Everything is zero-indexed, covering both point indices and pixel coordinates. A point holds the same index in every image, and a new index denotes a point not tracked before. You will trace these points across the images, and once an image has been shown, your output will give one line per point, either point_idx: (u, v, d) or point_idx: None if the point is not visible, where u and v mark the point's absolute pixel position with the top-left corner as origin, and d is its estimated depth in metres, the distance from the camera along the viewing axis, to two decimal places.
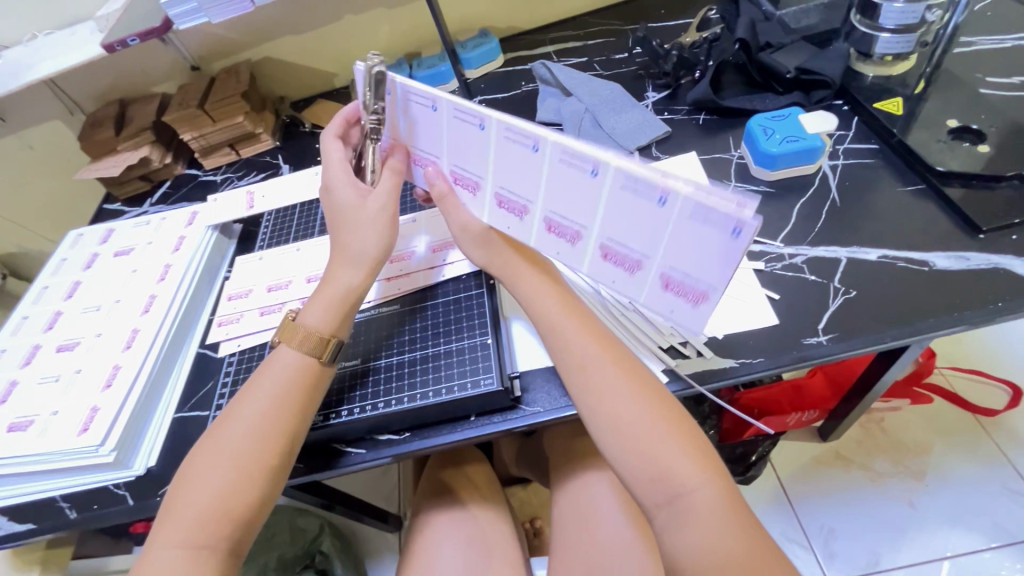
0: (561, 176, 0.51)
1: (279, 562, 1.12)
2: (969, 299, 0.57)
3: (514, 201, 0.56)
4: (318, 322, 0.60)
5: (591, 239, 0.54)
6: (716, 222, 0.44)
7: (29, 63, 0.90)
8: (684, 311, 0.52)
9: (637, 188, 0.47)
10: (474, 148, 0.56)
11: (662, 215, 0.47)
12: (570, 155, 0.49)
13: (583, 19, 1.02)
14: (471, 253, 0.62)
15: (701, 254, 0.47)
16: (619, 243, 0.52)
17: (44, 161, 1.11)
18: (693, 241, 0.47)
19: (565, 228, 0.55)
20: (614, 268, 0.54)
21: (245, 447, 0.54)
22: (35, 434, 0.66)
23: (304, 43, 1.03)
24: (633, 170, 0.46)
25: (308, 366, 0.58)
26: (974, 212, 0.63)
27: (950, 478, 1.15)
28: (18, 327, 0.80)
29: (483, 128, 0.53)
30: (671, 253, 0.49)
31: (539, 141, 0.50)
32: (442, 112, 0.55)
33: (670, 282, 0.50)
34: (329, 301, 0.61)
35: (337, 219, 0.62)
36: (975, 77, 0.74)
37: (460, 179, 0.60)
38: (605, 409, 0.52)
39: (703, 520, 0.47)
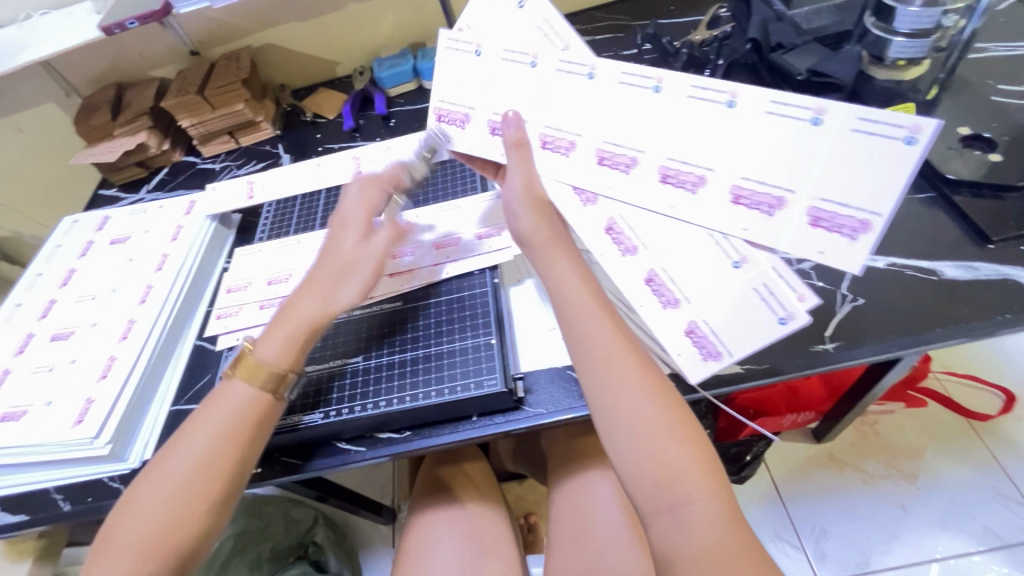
0: (689, 111, 0.59)
1: (272, 553, 1.11)
2: (976, 309, 0.58)
3: (619, 155, 0.63)
4: (276, 357, 0.58)
5: (715, 181, 0.59)
6: (781, 302, 0.55)
7: (24, 44, 0.87)
8: (694, 361, 0.58)
9: (789, 111, 0.55)
10: (580, 102, 0.63)
11: (813, 135, 0.54)
12: (702, 88, 0.58)
13: (591, 13, 1.01)
14: (517, 220, 0.60)
15: (870, 166, 0.52)
16: (753, 184, 0.58)
17: (37, 143, 1.08)
18: (852, 163, 0.53)
19: (687, 179, 0.60)
20: (723, 244, 0.59)
21: (189, 480, 0.53)
22: (29, 425, 0.65)
23: (308, 31, 1.01)
24: (782, 97, 0.55)
25: (261, 401, 0.57)
26: (984, 221, 0.63)
27: (942, 482, 1.16)
28: (11, 314, 0.79)
29: (593, 77, 0.62)
30: (719, 306, 0.58)
31: (664, 80, 0.60)
32: (542, 64, 0.63)
33: (696, 330, 0.59)
34: (287, 338, 0.59)
35: (325, 257, 0.63)
36: (988, 85, 0.75)
37: (549, 143, 0.64)
38: (620, 412, 0.51)
39: (704, 529, 0.47)
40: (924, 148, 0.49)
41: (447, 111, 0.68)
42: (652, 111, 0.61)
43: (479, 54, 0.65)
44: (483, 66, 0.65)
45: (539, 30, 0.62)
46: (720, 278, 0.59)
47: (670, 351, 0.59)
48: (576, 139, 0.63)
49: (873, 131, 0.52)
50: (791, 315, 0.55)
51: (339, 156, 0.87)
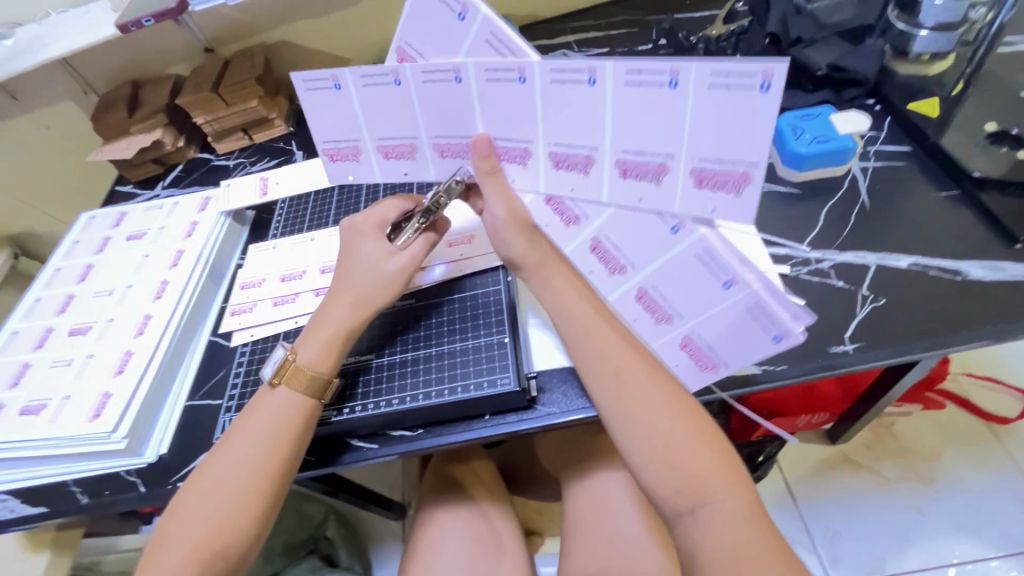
0: (631, 101, 0.47)
1: (285, 546, 1.12)
2: (1002, 311, 0.56)
3: (575, 154, 0.52)
4: (316, 360, 0.59)
5: (679, 169, 0.49)
6: (775, 315, 0.51)
7: (43, 41, 0.88)
8: (693, 372, 0.58)
9: (729, 84, 0.43)
10: (520, 109, 0.51)
11: (765, 106, 0.42)
12: (636, 73, 0.45)
13: (606, 8, 0.99)
14: (510, 244, 0.57)
15: (740, 124, 0.44)
16: (713, 163, 0.47)
17: (56, 140, 1.09)
18: (727, 121, 0.45)
19: (658, 174, 0.50)
20: (709, 262, 0.51)
21: (239, 483, 0.53)
22: (48, 419, 0.66)
23: (320, 27, 1.01)
24: (720, 66, 0.42)
25: (291, 410, 0.57)
26: (1010, 221, 0.61)
27: (961, 486, 1.13)
28: (30, 309, 0.80)
29: (524, 79, 0.49)
30: (709, 321, 0.54)
31: (597, 69, 0.46)
32: (468, 78, 0.51)
33: (691, 344, 0.57)
34: (327, 342, 0.60)
35: (345, 270, 0.63)
36: (1016, 79, 0.73)
37: (505, 152, 0.55)
38: (636, 422, 0.51)
39: (727, 531, 0.46)
40: (777, 95, 0.42)
41: (393, 146, 0.59)
42: (598, 111, 0.49)
43: (399, 83, 0.53)
44: (349, 99, 0.55)
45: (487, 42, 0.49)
46: (706, 294, 0.53)
47: (671, 360, 0.58)
48: (529, 147, 0.53)
49: (729, 84, 0.43)
50: (785, 333, 0.51)
51: None
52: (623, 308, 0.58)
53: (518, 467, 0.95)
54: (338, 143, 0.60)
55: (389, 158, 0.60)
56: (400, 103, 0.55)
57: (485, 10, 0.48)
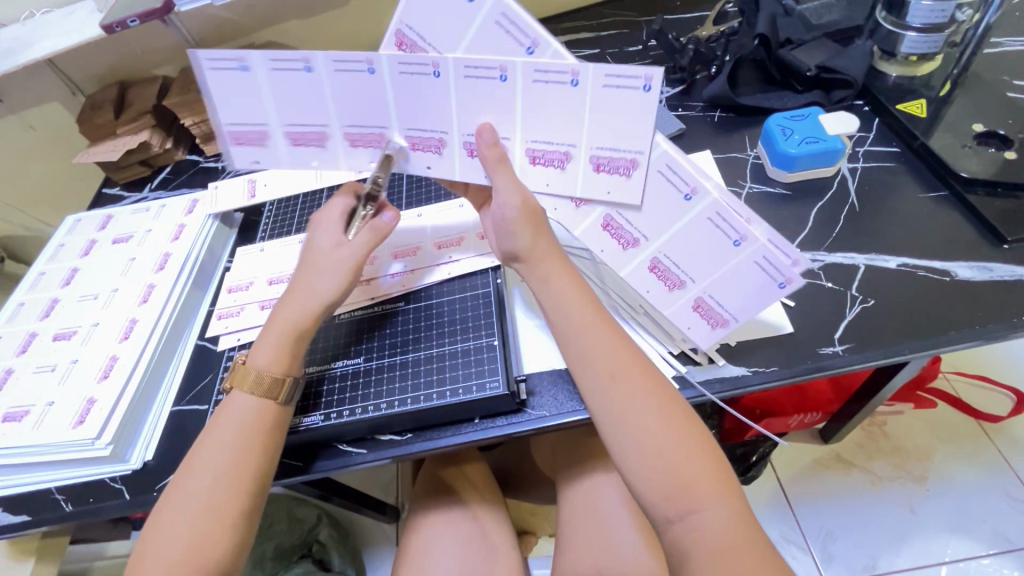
0: (540, 94, 0.51)
1: (276, 551, 1.12)
2: (991, 311, 0.56)
3: (552, 150, 0.54)
4: (269, 363, 0.58)
5: (580, 156, 0.54)
6: (778, 267, 0.51)
7: (27, 42, 0.87)
8: (705, 331, 0.57)
9: (619, 80, 0.48)
10: (540, 104, 0.52)
11: (648, 104, 0.49)
12: (543, 71, 0.50)
13: (597, 9, 0.99)
14: (516, 236, 0.55)
15: (629, 119, 0.50)
16: (609, 150, 0.53)
17: (42, 142, 1.08)
18: (611, 109, 0.50)
19: (615, 163, 0.53)
20: (720, 224, 0.52)
21: (215, 493, 0.53)
22: (31, 426, 0.65)
23: (310, 27, 1.00)
24: (612, 67, 0.48)
25: (260, 414, 0.56)
26: (998, 220, 0.62)
27: (952, 485, 1.14)
28: (14, 314, 0.79)
29: (506, 78, 0.51)
30: (719, 282, 0.55)
31: (654, 77, 0.47)
32: (513, 76, 0.51)
33: (702, 304, 0.57)
34: (278, 338, 0.59)
35: (314, 256, 0.61)
36: (1003, 80, 0.73)
37: (540, 157, 0.55)
38: (624, 427, 0.50)
39: (716, 538, 0.46)
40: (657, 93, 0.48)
41: (415, 137, 0.58)
42: (574, 104, 0.51)
43: (310, 70, 0.55)
44: (256, 80, 0.57)
45: (498, 23, 0.49)
46: (716, 257, 0.54)
47: (682, 324, 0.58)
48: (570, 150, 0.54)
49: (618, 83, 0.49)
50: (789, 280, 0.51)
51: None
52: (635, 277, 0.58)
53: (511, 469, 0.95)
54: (244, 125, 0.60)
55: (298, 145, 0.61)
56: (314, 89, 0.56)
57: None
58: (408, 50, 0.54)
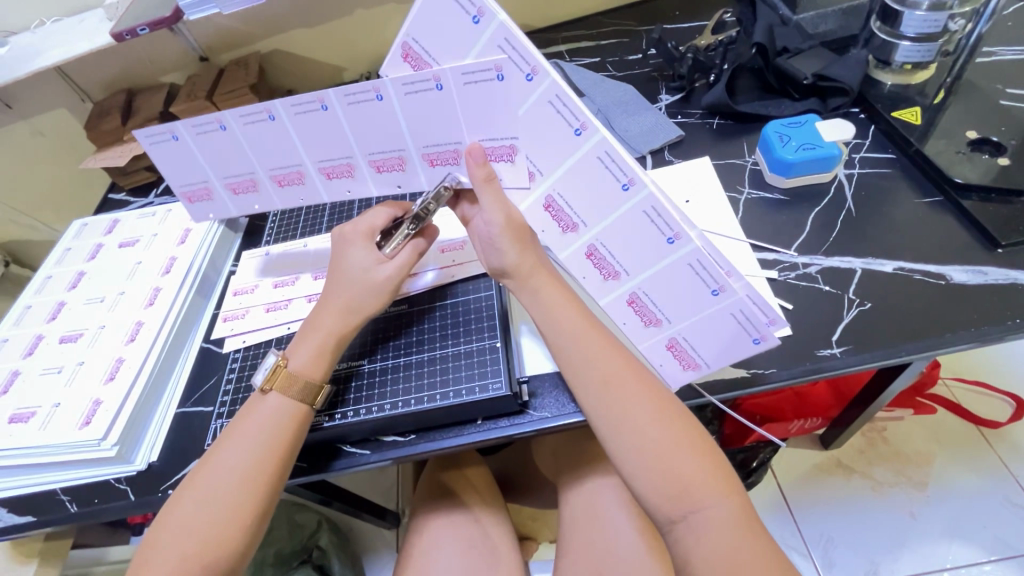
0: (479, 101, 0.53)
1: (276, 557, 1.12)
2: (986, 315, 0.57)
3: (499, 146, 0.56)
4: (306, 366, 0.59)
5: (539, 187, 0.57)
6: (757, 325, 0.52)
7: (38, 50, 0.89)
8: (675, 370, 0.60)
9: (562, 112, 0.50)
10: (502, 106, 0.53)
11: (576, 145, 0.52)
12: (469, 74, 0.51)
13: (597, 18, 1.01)
14: (505, 250, 0.57)
15: (591, 165, 0.53)
16: (564, 201, 0.56)
17: (48, 147, 1.10)
18: (578, 177, 0.54)
19: (562, 217, 0.57)
20: (702, 273, 0.52)
21: (229, 494, 0.53)
22: (37, 427, 0.65)
23: (315, 36, 1.02)
24: (613, 150, 0.51)
25: (285, 413, 0.57)
26: (992, 225, 0.63)
27: (952, 490, 1.14)
28: (21, 317, 0.80)
29: (503, 77, 0.51)
30: (694, 327, 0.56)
31: (588, 127, 0.50)
32: (449, 85, 0.52)
33: (676, 345, 0.59)
34: (319, 348, 0.60)
35: (337, 280, 0.62)
36: (996, 88, 0.75)
37: (493, 152, 0.57)
38: (626, 428, 0.51)
39: (718, 537, 0.47)
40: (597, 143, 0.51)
41: (383, 159, 0.61)
42: (563, 151, 0.53)
43: (274, 119, 0.58)
44: (235, 138, 0.60)
45: (499, 46, 0.50)
46: (694, 302, 0.54)
47: (654, 359, 0.61)
48: (535, 173, 0.56)
49: (558, 107, 0.50)
50: (763, 337, 0.53)
51: None
52: (615, 309, 0.60)
53: (512, 473, 0.95)
54: (190, 186, 0.65)
55: (283, 185, 0.65)
56: (281, 135, 0.59)
57: (502, 16, 0.48)
58: (413, 62, 0.55)
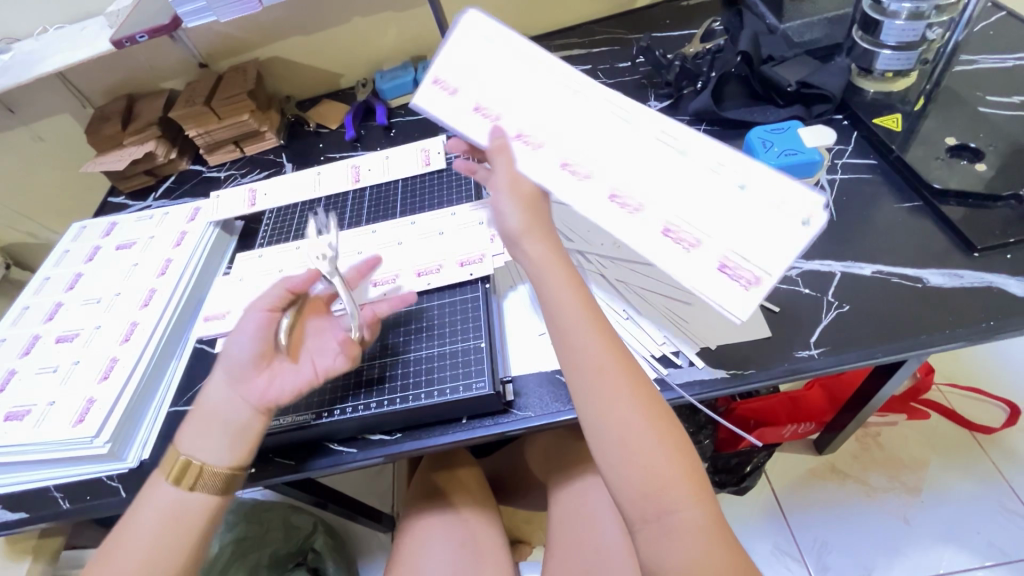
0: (497, 92, 0.65)
1: (271, 559, 1.12)
2: (965, 318, 0.58)
3: (531, 138, 0.63)
4: (218, 457, 0.55)
5: (552, 153, 0.62)
6: (796, 203, 0.55)
7: (40, 57, 0.91)
8: (736, 293, 0.53)
9: (560, 87, 0.64)
10: (514, 101, 0.64)
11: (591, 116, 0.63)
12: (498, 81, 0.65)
13: (588, 27, 1.03)
14: (508, 212, 0.56)
15: (596, 131, 0.63)
16: (581, 160, 0.61)
17: (50, 152, 1.12)
18: (590, 123, 0.63)
19: (577, 168, 0.61)
20: (711, 174, 0.58)
21: (157, 532, 0.53)
22: (32, 424, 0.67)
23: (312, 43, 1.04)
24: (620, 99, 0.64)
25: (220, 467, 0.55)
26: (971, 230, 0.63)
27: (945, 496, 1.14)
28: (18, 317, 0.81)
29: (512, 72, 0.65)
30: (730, 230, 0.56)
31: (597, 101, 0.64)
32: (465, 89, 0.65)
33: (727, 262, 0.54)
34: (218, 432, 0.56)
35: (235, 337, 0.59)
36: (977, 95, 0.76)
37: (523, 135, 0.63)
38: (604, 425, 0.52)
39: (688, 537, 0.48)
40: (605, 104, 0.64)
41: None
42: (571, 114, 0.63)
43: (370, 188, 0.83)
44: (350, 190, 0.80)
45: (510, 52, 0.66)
46: (720, 206, 0.57)
47: (711, 291, 0.54)
48: (544, 144, 0.62)
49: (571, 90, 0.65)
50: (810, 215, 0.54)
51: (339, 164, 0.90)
52: (652, 242, 0.57)
53: (504, 476, 0.96)
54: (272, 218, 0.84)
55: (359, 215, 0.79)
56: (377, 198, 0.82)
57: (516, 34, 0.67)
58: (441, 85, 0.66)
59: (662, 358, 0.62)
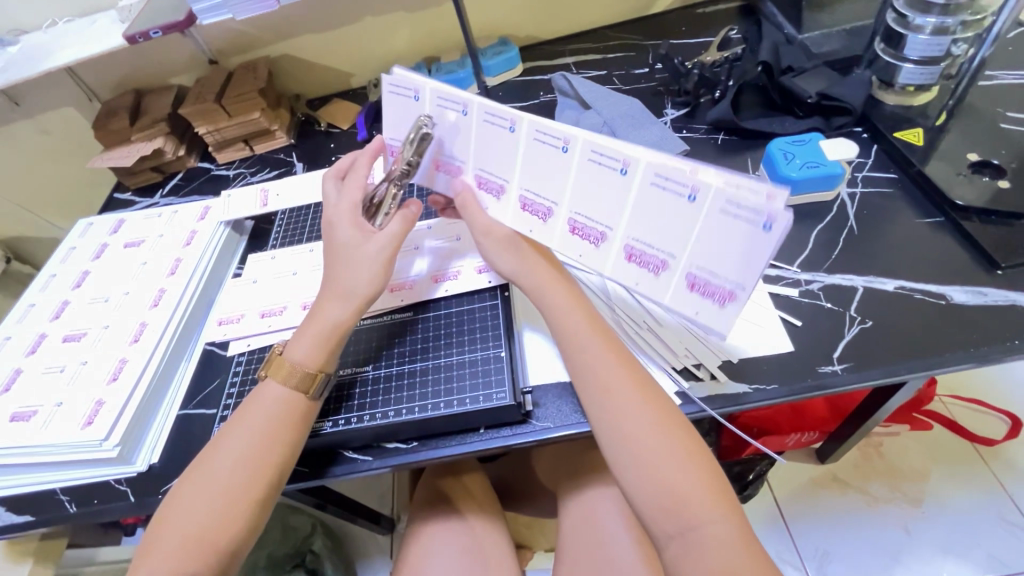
0: (486, 135, 0.58)
1: (267, 561, 1.11)
2: (987, 336, 0.58)
3: (539, 203, 0.59)
4: (305, 357, 0.59)
5: (511, 192, 0.60)
6: (752, 206, 0.46)
7: (49, 50, 0.89)
8: (714, 313, 0.52)
9: (545, 139, 0.55)
10: (500, 151, 0.58)
11: (565, 162, 0.55)
12: (491, 116, 0.56)
13: (603, 32, 1.03)
14: (499, 261, 0.61)
15: (596, 193, 0.55)
16: (585, 217, 0.57)
17: (54, 146, 1.10)
18: (539, 163, 0.57)
19: (540, 206, 0.59)
20: (668, 188, 0.50)
21: (230, 479, 0.53)
22: (38, 426, 0.66)
23: (324, 42, 1.03)
24: (542, 125, 0.55)
25: (295, 400, 0.58)
26: (993, 247, 0.63)
27: (947, 508, 1.14)
28: (24, 315, 0.80)
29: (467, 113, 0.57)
30: (696, 250, 0.51)
31: (571, 142, 0.54)
32: (472, 113, 0.57)
33: (696, 282, 0.52)
34: (317, 337, 0.60)
35: (332, 256, 0.62)
36: (997, 112, 0.76)
37: (483, 183, 0.61)
38: (625, 439, 0.51)
39: (714, 555, 0.47)
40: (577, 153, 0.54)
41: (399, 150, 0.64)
42: (562, 171, 0.56)
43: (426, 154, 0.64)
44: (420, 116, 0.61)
45: (439, 99, 0.58)
46: (678, 219, 0.51)
47: (687, 315, 0.54)
48: (504, 184, 0.60)
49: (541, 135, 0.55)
50: (771, 219, 0.45)
51: None
52: (617, 270, 0.57)
53: (511, 483, 0.95)
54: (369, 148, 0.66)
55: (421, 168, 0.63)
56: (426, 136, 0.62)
57: (433, 83, 0.58)
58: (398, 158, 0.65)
59: (682, 371, 0.61)
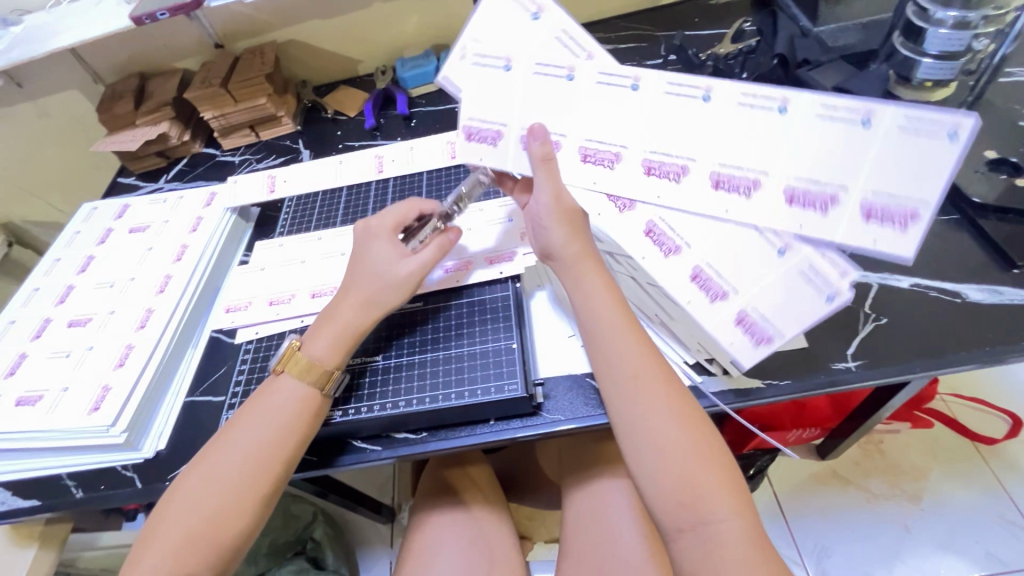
0: (539, 87, 0.59)
1: (270, 547, 1.12)
2: (1001, 334, 0.57)
3: (603, 150, 0.58)
4: (324, 354, 0.59)
5: (631, 158, 0.58)
6: (935, 119, 0.45)
7: (53, 31, 0.88)
8: (891, 238, 0.48)
9: (612, 78, 0.57)
10: (564, 102, 0.59)
11: (706, 111, 0.54)
12: (546, 65, 0.59)
13: (614, 21, 1.01)
14: (550, 232, 0.57)
15: (739, 137, 0.53)
16: (661, 156, 0.56)
17: (57, 129, 1.09)
18: (671, 118, 0.56)
19: (658, 167, 0.57)
20: (835, 116, 0.49)
21: (239, 473, 0.53)
22: (45, 411, 0.65)
23: (332, 27, 1.01)
24: (675, 78, 0.55)
25: (309, 398, 0.57)
26: (1010, 246, 0.63)
27: (947, 506, 1.15)
28: (28, 299, 0.79)
29: (572, 77, 0.58)
30: (880, 175, 0.48)
31: (642, 78, 0.56)
32: (516, 68, 0.59)
33: (746, 318, 0.53)
34: (337, 338, 0.60)
35: (361, 269, 0.63)
36: (1014, 109, 0.75)
37: (590, 156, 0.59)
38: (639, 432, 0.51)
39: (725, 550, 0.47)
40: (787, 116, 0.51)
41: (478, 128, 0.62)
42: (692, 120, 0.55)
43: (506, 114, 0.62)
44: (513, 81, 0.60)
45: (557, 38, 0.58)
46: (844, 148, 0.49)
47: (864, 247, 0.49)
48: (619, 151, 0.58)
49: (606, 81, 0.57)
50: (837, 290, 0.49)
51: (361, 153, 0.88)
52: (677, 286, 0.55)
53: (515, 474, 0.95)
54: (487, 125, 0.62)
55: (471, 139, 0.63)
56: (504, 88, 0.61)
57: (561, 11, 0.58)
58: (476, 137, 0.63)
59: (695, 365, 0.61)
